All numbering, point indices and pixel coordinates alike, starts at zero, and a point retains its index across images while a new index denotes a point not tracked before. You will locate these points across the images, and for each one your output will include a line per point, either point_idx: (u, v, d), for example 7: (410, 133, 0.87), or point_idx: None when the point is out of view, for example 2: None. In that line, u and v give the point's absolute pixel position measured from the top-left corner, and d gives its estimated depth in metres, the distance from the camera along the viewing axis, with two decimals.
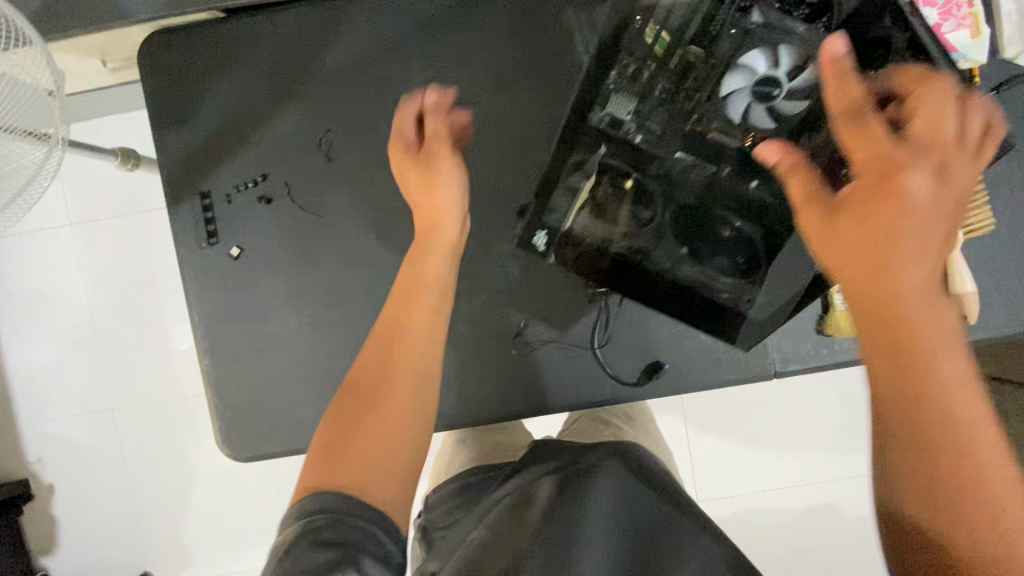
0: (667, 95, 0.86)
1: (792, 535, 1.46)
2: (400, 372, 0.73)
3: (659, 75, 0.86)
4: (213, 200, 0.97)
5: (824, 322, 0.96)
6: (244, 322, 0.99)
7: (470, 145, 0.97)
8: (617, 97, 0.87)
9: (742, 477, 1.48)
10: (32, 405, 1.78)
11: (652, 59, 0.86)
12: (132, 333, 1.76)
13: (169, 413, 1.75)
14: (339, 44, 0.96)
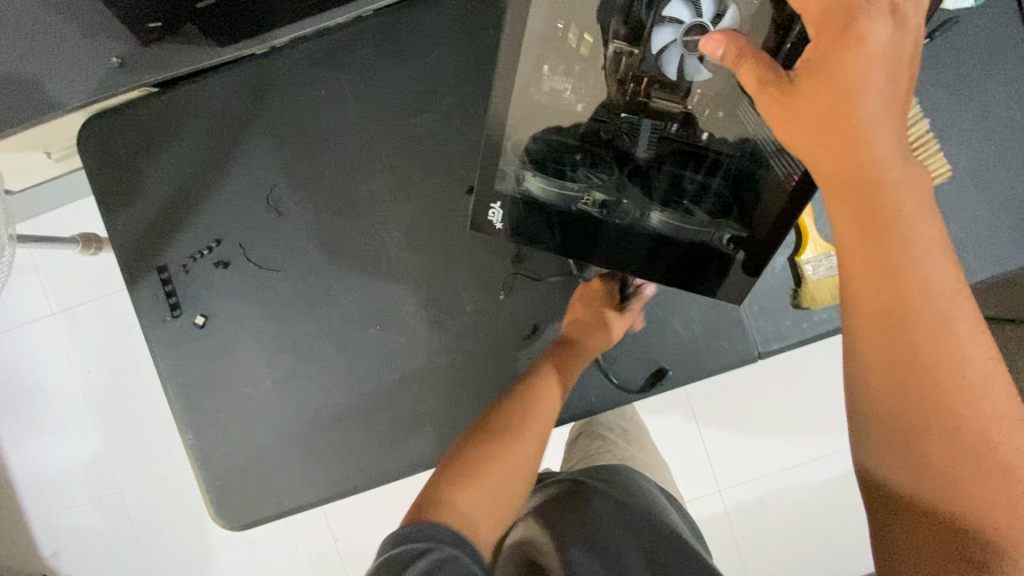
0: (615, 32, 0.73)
1: (817, 513, 1.43)
2: (504, 458, 0.80)
3: (601, 21, 0.72)
4: (170, 273, 0.97)
5: (798, 295, 0.95)
6: (221, 389, 0.98)
7: (417, 176, 0.97)
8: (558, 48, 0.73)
9: (755, 462, 1.45)
10: (39, 500, 1.76)
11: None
12: (127, 413, 1.74)
13: (176, 488, 1.74)
14: (271, 98, 0.97)
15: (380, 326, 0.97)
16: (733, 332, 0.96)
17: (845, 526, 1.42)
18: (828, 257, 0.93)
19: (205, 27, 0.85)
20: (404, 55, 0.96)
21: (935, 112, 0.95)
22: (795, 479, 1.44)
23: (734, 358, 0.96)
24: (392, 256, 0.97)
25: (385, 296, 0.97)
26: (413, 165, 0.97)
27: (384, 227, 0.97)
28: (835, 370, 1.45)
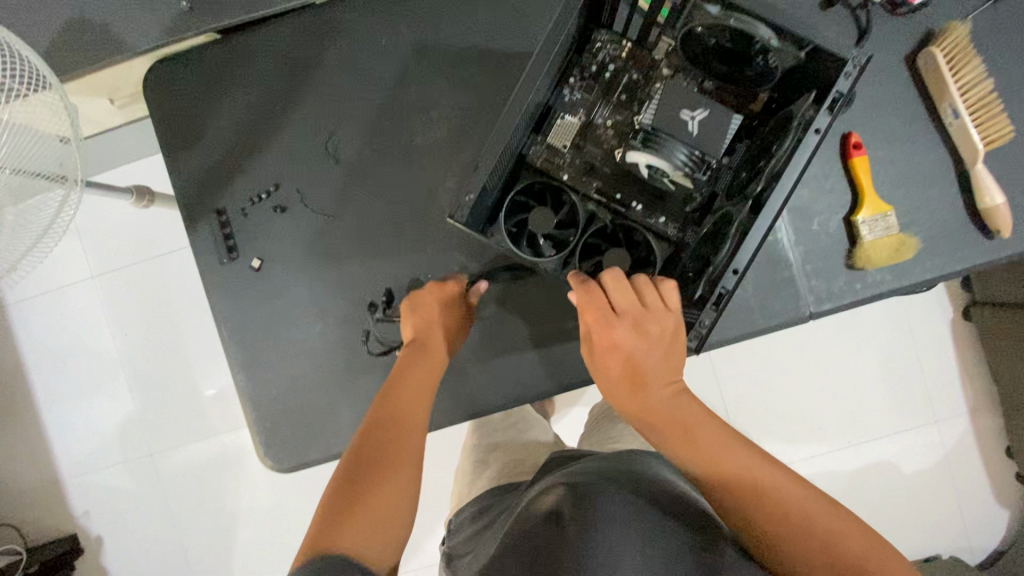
0: (625, 96, 0.80)
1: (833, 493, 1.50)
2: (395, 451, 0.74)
3: (626, 67, 0.81)
4: (228, 216, 0.99)
5: (851, 255, 0.94)
6: (273, 332, 1.00)
7: (472, 127, 0.98)
8: (564, 118, 0.82)
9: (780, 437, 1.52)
10: (76, 457, 1.80)
11: (622, 47, 0.81)
12: (164, 374, 1.78)
13: (207, 450, 1.76)
14: (330, 45, 0.98)
15: (431, 274, 0.98)
16: (783, 289, 0.96)
17: (859, 502, 1.50)
18: (882, 218, 0.93)
19: None
20: (464, 5, 0.97)
21: (1001, 74, 0.93)
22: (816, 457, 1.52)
23: (783, 316, 0.96)
24: (444, 205, 0.98)
25: (436, 244, 0.98)
26: (468, 115, 0.98)
27: (439, 177, 0.98)
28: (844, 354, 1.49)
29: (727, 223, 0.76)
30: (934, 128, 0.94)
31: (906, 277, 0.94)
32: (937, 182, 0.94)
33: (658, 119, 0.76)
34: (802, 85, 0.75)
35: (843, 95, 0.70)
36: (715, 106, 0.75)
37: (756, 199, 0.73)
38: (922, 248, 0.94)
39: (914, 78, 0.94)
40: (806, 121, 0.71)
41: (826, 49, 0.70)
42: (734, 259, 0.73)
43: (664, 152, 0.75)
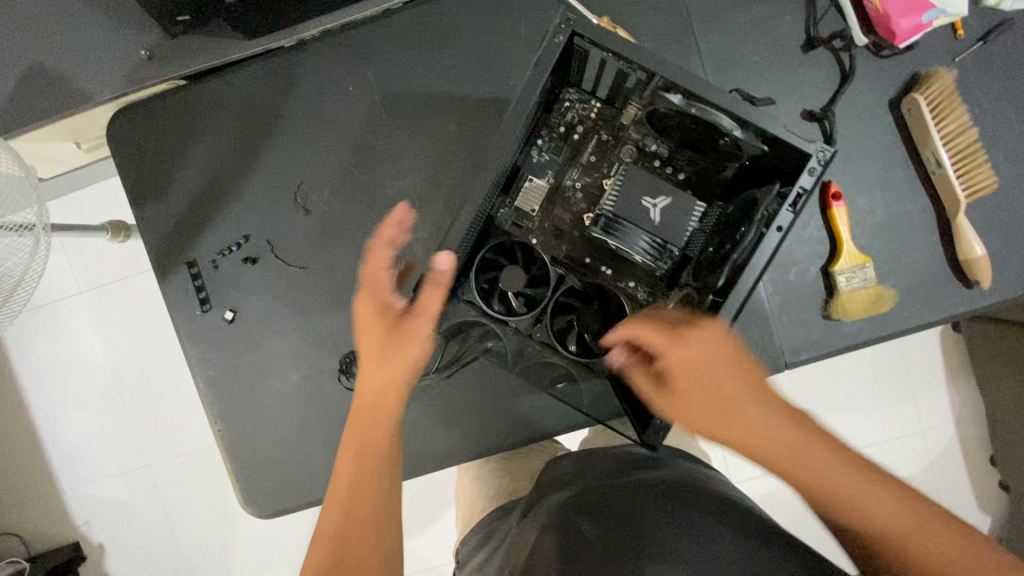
0: (596, 157, 0.79)
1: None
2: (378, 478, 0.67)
3: (595, 128, 0.80)
4: (199, 268, 0.98)
5: (828, 306, 0.93)
6: (249, 383, 1.00)
7: (443, 177, 0.96)
8: (533, 181, 0.80)
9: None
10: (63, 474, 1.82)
11: (591, 106, 0.80)
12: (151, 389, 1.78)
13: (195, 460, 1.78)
14: (298, 92, 0.96)
15: None
16: (759, 339, 0.94)
17: None
18: (860, 269, 0.91)
19: (228, 18, 0.85)
20: (434, 50, 0.94)
21: (987, 120, 0.90)
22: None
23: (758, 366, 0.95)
24: (417, 256, 0.96)
25: None
26: (440, 163, 0.95)
27: (410, 228, 0.96)
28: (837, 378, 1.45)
29: (689, 306, 0.74)
30: (915, 175, 0.92)
31: (886, 328, 0.93)
32: (917, 230, 0.92)
33: (618, 205, 0.74)
34: (773, 164, 0.72)
35: (805, 192, 0.66)
36: (677, 193, 0.73)
37: (715, 297, 0.70)
38: (900, 298, 0.92)
39: (897, 124, 0.92)
40: (767, 215, 0.68)
41: (790, 139, 0.67)
42: (706, 357, 0.68)
43: (626, 239, 0.74)
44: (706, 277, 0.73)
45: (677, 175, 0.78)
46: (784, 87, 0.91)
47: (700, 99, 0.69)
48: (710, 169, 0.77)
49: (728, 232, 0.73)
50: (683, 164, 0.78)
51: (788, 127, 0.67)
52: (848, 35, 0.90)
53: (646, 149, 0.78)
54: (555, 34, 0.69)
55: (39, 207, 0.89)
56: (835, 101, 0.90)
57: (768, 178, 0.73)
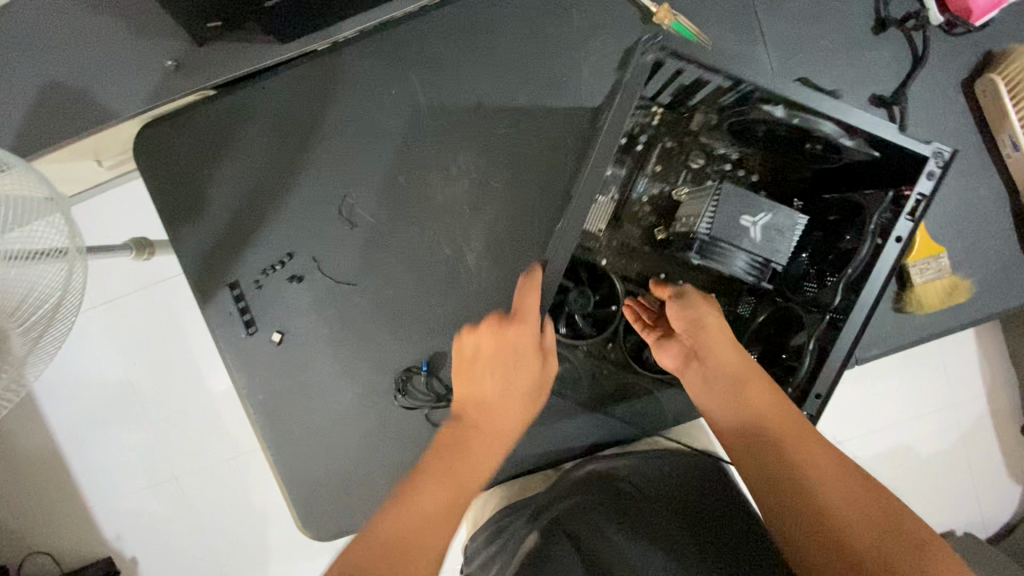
0: (661, 167, 0.76)
1: (918, 485, 1.25)
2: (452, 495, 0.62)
3: (660, 136, 0.75)
4: (242, 289, 0.93)
5: (901, 299, 0.90)
6: (301, 405, 0.96)
7: (495, 181, 0.91)
8: (599, 205, 0.73)
9: (860, 416, 1.26)
10: (136, 493, 1.46)
11: (654, 115, 0.73)
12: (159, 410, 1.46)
13: (195, 491, 1.45)
14: (337, 98, 0.90)
15: None
16: None
17: None
18: (934, 260, 0.88)
19: (265, 23, 0.79)
20: (481, 48, 0.89)
21: None
22: (900, 434, 1.25)
23: None
24: (472, 267, 0.92)
25: (465, 308, 0.93)
26: (492, 167, 0.91)
27: (463, 237, 0.92)
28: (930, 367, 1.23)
29: (793, 322, 0.69)
30: (989, 160, 0.89)
31: (959, 320, 0.90)
32: (989, 217, 0.90)
33: (714, 227, 0.64)
34: (871, 169, 0.67)
35: (926, 199, 0.61)
36: (778, 207, 0.63)
37: (834, 317, 0.65)
38: (974, 287, 0.90)
39: (969, 107, 0.88)
40: (881, 225, 0.63)
41: (908, 144, 0.62)
42: (824, 382, 0.64)
43: (724, 262, 0.64)
44: (807, 292, 0.67)
45: (749, 177, 0.75)
46: (852, 72, 0.87)
47: (803, 108, 0.63)
48: (786, 167, 0.73)
49: (829, 240, 0.68)
50: (755, 164, 0.74)
51: (901, 131, 0.62)
52: (923, 16, 0.85)
53: (716, 153, 0.75)
54: (642, 53, 0.62)
55: (73, 232, 0.80)
56: (908, 84, 0.85)
57: (865, 182, 0.68)
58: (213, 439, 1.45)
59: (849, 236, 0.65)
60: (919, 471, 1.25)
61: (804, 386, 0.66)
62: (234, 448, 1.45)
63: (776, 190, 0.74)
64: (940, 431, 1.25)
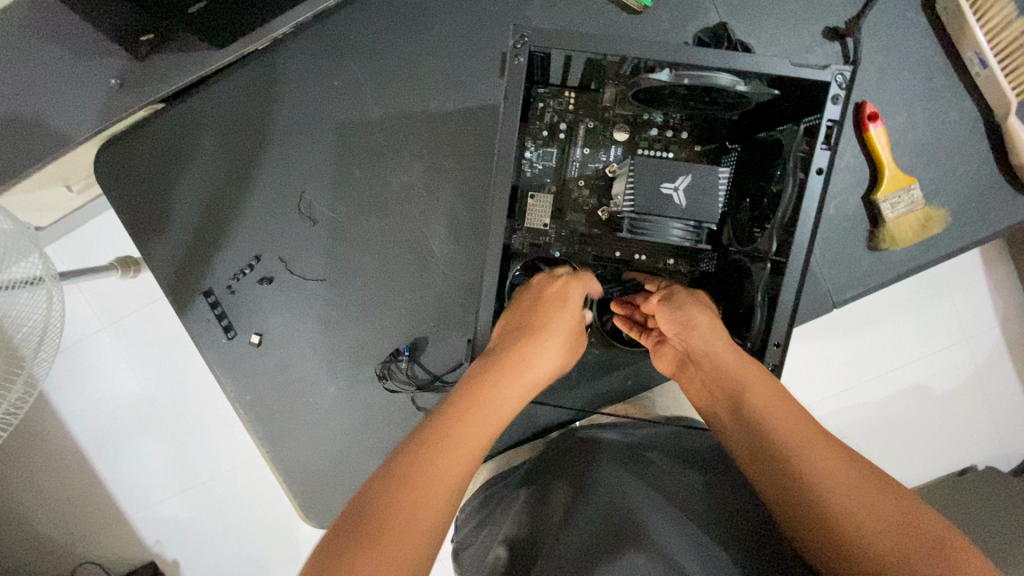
0: (590, 146, 0.74)
1: (936, 424, 1.18)
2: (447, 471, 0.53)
3: (580, 118, 0.74)
4: (217, 296, 0.95)
5: (875, 237, 0.87)
6: (288, 402, 0.98)
7: (448, 162, 0.90)
8: (536, 200, 0.75)
9: (871, 359, 1.17)
10: (157, 511, 1.48)
11: (567, 100, 0.73)
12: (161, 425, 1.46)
13: (218, 494, 1.48)
14: (281, 97, 0.90)
15: (434, 323, 0.94)
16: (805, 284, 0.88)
17: None
18: (905, 192, 0.85)
19: (195, 31, 0.79)
20: (417, 28, 0.88)
21: None
22: (915, 373, 1.17)
23: (806, 312, 0.89)
24: (435, 250, 0.92)
25: (434, 292, 0.94)
26: (443, 148, 0.90)
27: (424, 222, 0.92)
28: (935, 297, 1.17)
29: (743, 275, 0.66)
30: (957, 82, 0.85)
31: (940, 251, 0.87)
32: (964, 141, 0.86)
33: (637, 199, 0.62)
34: (787, 104, 0.64)
35: (836, 123, 0.58)
36: (693, 167, 0.62)
37: (775, 262, 0.62)
38: (951, 216, 0.87)
39: (932, 27, 0.84)
40: (800, 159, 0.60)
41: (801, 74, 0.59)
42: (782, 325, 0.61)
43: (657, 235, 0.62)
44: (752, 238, 0.65)
45: (681, 137, 0.73)
46: (801, 8, 0.84)
47: (693, 67, 0.59)
48: (712, 119, 0.71)
49: (761, 184, 0.65)
50: (683, 121, 0.72)
51: (795, 63, 0.59)
52: None
53: (641, 120, 0.73)
54: (513, 56, 0.61)
55: (44, 255, 0.81)
56: (863, 15, 0.82)
57: (789, 116, 0.64)
58: (220, 445, 1.44)
59: (779, 166, 0.62)
60: (936, 410, 1.18)
61: (761, 338, 0.63)
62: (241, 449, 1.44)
63: (711, 142, 0.72)
64: (955, 366, 1.17)
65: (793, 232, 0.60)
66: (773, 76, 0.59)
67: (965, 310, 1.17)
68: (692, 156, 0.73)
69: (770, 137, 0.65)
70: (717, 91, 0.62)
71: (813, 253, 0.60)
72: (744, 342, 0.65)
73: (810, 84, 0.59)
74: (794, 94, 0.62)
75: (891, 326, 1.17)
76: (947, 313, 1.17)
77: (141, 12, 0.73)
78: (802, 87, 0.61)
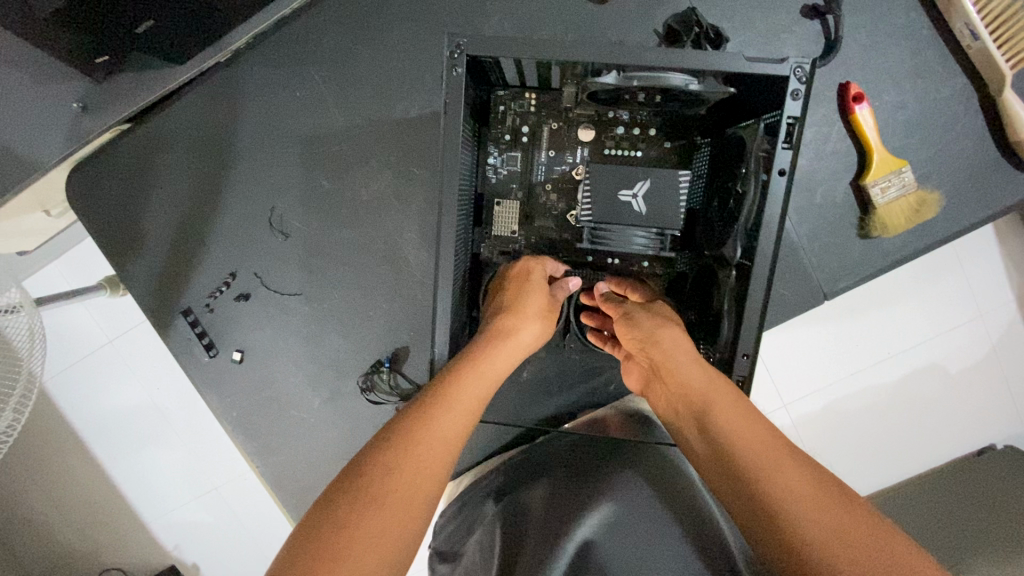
0: (555, 149, 0.71)
1: (953, 409, 1.06)
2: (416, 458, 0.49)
3: (543, 119, 0.71)
4: (196, 314, 0.94)
5: (865, 223, 0.82)
6: (272, 418, 0.97)
7: (417, 168, 0.88)
8: (503, 207, 0.72)
9: (878, 345, 1.05)
10: (134, 541, 1.36)
11: (528, 102, 0.71)
12: (137, 445, 1.32)
13: None
14: (246, 112, 0.89)
15: (413, 332, 0.93)
16: (794, 277, 0.84)
17: None
18: (896, 175, 0.80)
19: (149, 45, 0.77)
20: (378, 34, 0.86)
21: None
22: (926, 355, 1.05)
23: (795, 306, 0.85)
24: (409, 259, 0.91)
25: (410, 301, 0.92)
26: (411, 154, 0.88)
27: (397, 231, 0.90)
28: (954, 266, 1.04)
29: (714, 279, 0.64)
30: (946, 56, 0.80)
31: (936, 235, 0.82)
32: (956, 119, 0.81)
33: (595, 210, 0.63)
34: (752, 97, 0.60)
35: (797, 120, 0.54)
36: (650, 174, 0.63)
37: (741, 268, 0.59)
38: (946, 198, 0.82)
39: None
40: (762, 159, 0.57)
41: (756, 69, 0.55)
42: (752, 336, 0.58)
43: (618, 243, 0.64)
44: (721, 241, 0.63)
45: (649, 135, 0.70)
46: None
47: (644, 68, 0.57)
48: (679, 114, 0.68)
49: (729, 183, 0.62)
50: (650, 117, 0.69)
51: (749, 57, 0.55)
52: None
53: (606, 118, 0.70)
54: (452, 67, 0.58)
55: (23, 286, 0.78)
56: None
57: (755, 110, 0.61)
58: (199, 465, 1.32)
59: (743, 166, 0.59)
60: (951, 393, 1.06)
61: (730, 349, 0.60)
62: (224, 469, 1.32)
63: (680, 138, 0.69)
64: (971, 343, 1.05)
65: (756, 237, 0.57)
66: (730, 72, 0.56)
67: (990, 283, 1.05)
68: (661, 154, 0.70)
69: (736, 134, 0.63)
70: (674, 89, 0.59)
71: (779, 259, 0.56)
72: (715, 352, 0.62)
73: (769, 79, 0.56)
74: (758, 88, 0.58)
75: (909, 301, 1.05)
76: (958, 287, 1.04)
77: (91, 37, 0.71)
78: (764, 82, 0.57)
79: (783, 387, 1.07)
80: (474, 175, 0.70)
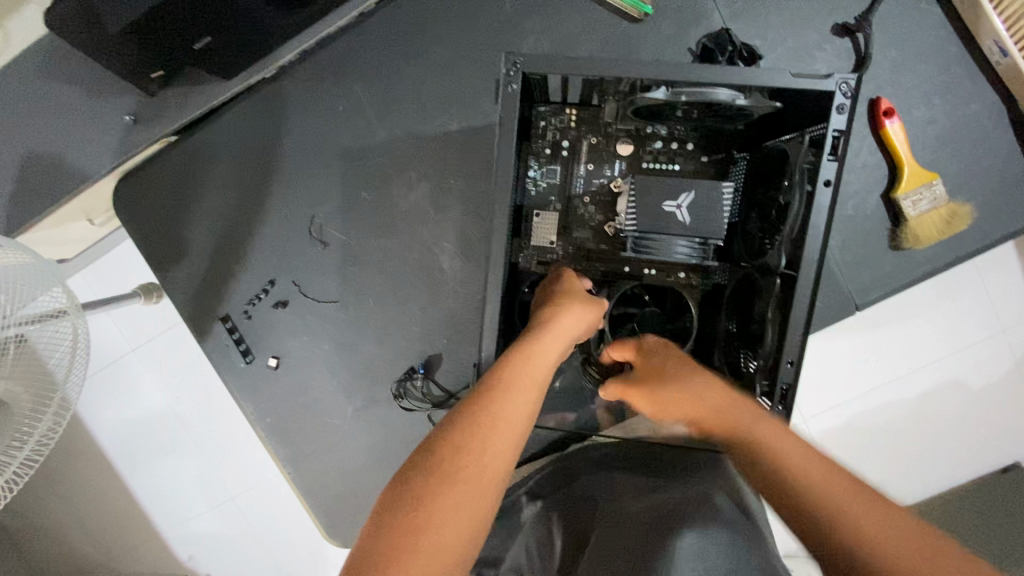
0: (594, 162, 0.73)
1: (984, 425, 1.05)
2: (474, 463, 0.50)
3: (582, 134, 0.73)
4: (234, 321, 0.97)
5: (897, 236, 0.84)
6: (306, 424, 0.98)
7: (454, 180, 0.90)
8: (542, 218, 0.74)
9: (905, 362, 1.05)
10: (151, 553, 1.35)
11: (569, 118, 0.73)
12: (160, 456, 1.33)
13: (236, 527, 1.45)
14: (289, 125, 0.92)
15: (447, 340, 0.93)
16: (826, 288, 0.85)
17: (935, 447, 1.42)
18: (928, 188, 0.81)
19: (200, 63, 0.80)
20: (420, 49, 0.89)
21: None
22: (953, 371, 1.05)
23: (828, 317, 0.85)
24: (446, 268, 0.92)
25: (445, 310, 0.93)
26: (449, 165, 0.90)
27: (433, 240, 0.92)
28: (985, 283, 1.04)
29: (755, 289, 0.65)
30: (977, 71, 0.82)
31: (970, 247, 0.83)
32: (986, 134, 0.83)
33: (639, 220, 0.65)
34: (792, 114, 0.63)
35: (842, 132, 0.57)
36: (692, 185, 0.65)
37: (785, 277, 0.61)
38: (977, 211, 0.83)
39: (950, 18, 0.82)
40: (807, 170, 0.59)
41: (802, 84, 0.58)
42: (796, 343, 0.60)
43: (661, 252, 0.66)
44: (760, 250, 0.64)
45: (688, 150, 0.72)
46: (806, 3, 0.83)
47: (689, 86, 0.59)
48: (716, 130, 0.70)
49: (769, 196, 0.64)
50: (687, 133, 0.71)
51: (795, 74, 0.58)
52: None
53: (644, 133, 0.72)
54: (507, 82, 0.62)
55: (66, 286, 0.77)
56: (871, 10, 0.80)
57: (795, 126, 0.64)
58: (224, 476, 1.31)
59: (788, 180, 0.62)
60: (981, 411, 1.05)
61: (773, 357, 0.62)
62: (247, 481, 1.31)
63: (716, 153, 0.72)
64: (1001, 358, 1.04)
65: (801, 246, 0.59)
66: (773, 88, 0.59)
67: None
68: (699, 168, 0.72)
69: (777, 147, 0.64)
70: (716, 104, 0.61)
71: (822, 268, 0.59)
72: (759, 360, 0.63)
73: (812, 91, 0.58)
74: (801, 104, 0.61)
75: (937, 317, 1.05)
76: (985, 304, 1.03)
77: (149, 53, 0.74)
78: (809, 96, 0.60)
79: (808, 402, 1.07)
80: (516, 187, 0.72)
